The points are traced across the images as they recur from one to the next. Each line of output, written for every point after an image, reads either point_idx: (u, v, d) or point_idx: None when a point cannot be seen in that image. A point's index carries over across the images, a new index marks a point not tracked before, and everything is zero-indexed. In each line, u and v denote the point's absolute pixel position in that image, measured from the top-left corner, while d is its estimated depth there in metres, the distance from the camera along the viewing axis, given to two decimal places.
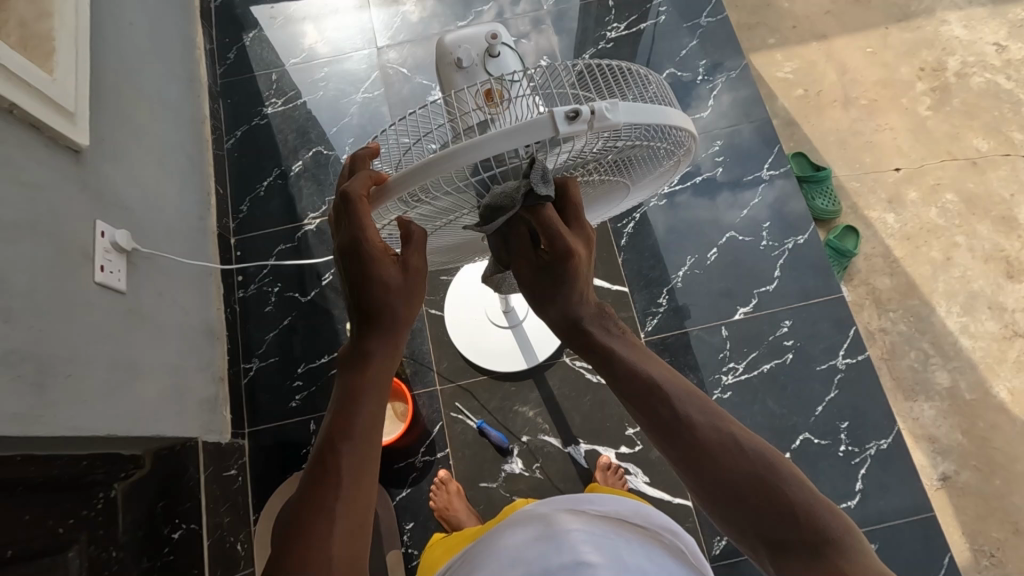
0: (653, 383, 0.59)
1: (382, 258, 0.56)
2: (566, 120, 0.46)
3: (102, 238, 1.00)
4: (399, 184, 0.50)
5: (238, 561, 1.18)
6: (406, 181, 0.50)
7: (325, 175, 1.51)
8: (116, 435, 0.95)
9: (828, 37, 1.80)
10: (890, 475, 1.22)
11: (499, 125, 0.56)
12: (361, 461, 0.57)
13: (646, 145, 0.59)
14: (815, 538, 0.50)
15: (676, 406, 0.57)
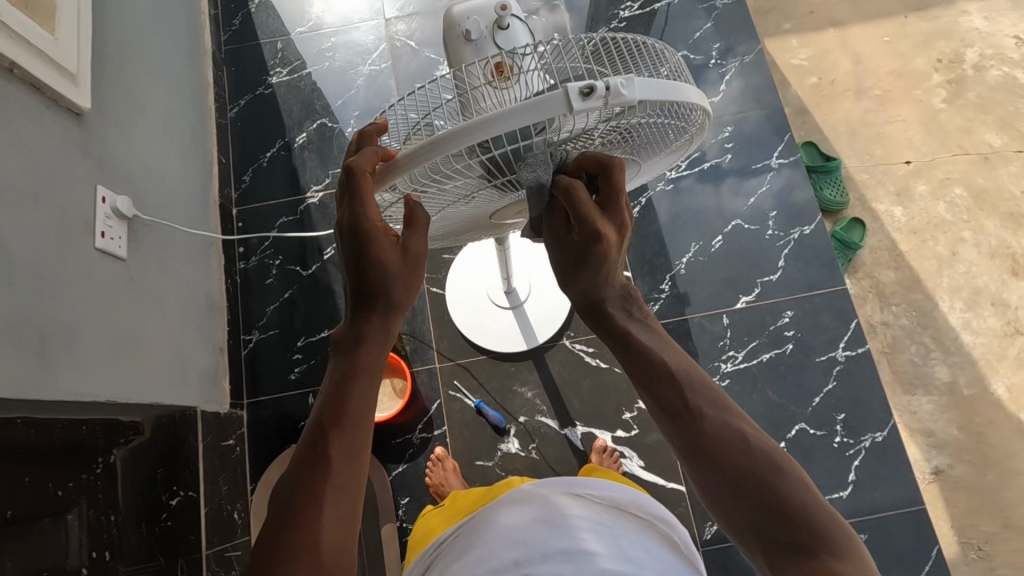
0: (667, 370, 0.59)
1: (382, 238, 0.56)
2: (580, 96, 0.46)
3: (102, 203, 0.99)
4: (410, 160, 0.49)
5: (236, 529, 1.21)
6: (417, 157, 0.49)
7: (329, 148, 1.50)
8: (115, 401, 0.96)
9: (844, 25, 1.77)
10: (885, 467, 1.23)
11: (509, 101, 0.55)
12: (353, 448, 0.57)
13: (659, 122, 0.58)
14: (809, 537, 0.51)
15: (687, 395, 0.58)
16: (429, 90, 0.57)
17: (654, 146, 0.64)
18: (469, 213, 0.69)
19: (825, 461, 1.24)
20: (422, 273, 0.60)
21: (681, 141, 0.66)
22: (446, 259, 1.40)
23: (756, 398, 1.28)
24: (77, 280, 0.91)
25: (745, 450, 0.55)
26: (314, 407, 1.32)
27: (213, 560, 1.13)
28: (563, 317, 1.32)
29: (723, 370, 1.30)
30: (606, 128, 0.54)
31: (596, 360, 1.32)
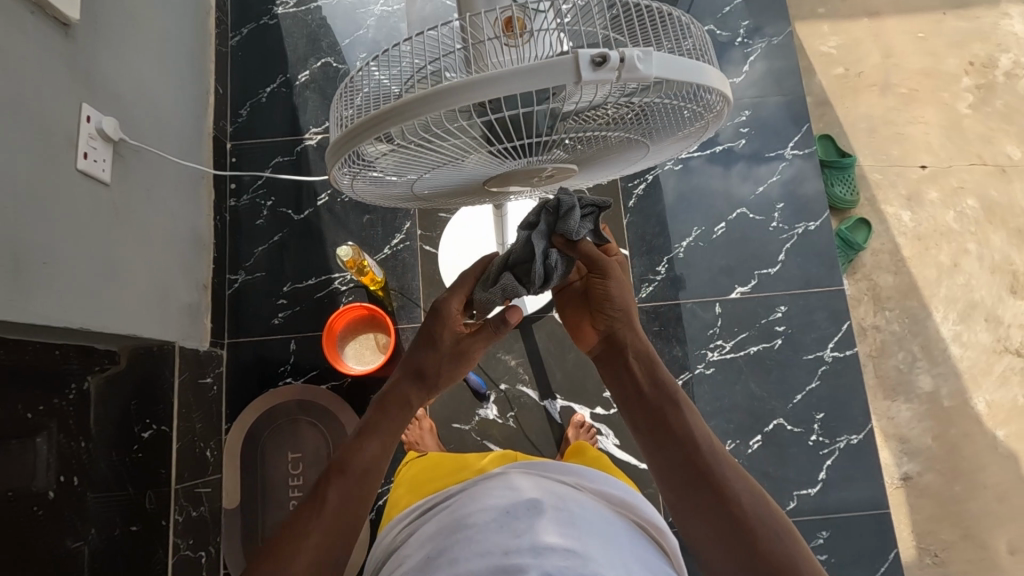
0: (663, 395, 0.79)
1: (449, 321, 0.82)
2: (592, 65, 0.42)
3: (87, 122, 0.95)
4: (399, 113, 0.46)
5: (208, 466, 1.21)
6: (408, 109, 0.45)
7: (332, 90, 1.44)
8: (89, 329, 0.94)
9: (879, 15, 1.69)
10: (856, 469, 1.24)
11: (518, 60, 0.51)
12: (347, 498, 0.74)
13: (672, 104, 0.55)
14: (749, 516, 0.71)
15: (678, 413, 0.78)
16: (431, 38, 0.53)
17: (665, 128, 0.61)
18: (460, 176, 0.65)
19: (798, 457, 1.25)
20: (466, 364, 0.84)
21: (694, 128, 0.63)
22: (441, 218, 1.36)
23: (738, 389, 1.28)
24: (56, 202, 0.88)
25: (739, 489, 0.73)
26: (295, 354, 1.30)
27: (183, 494, 1.13)
28: None
29: (709, 358, 1.29)
30: (614, 104, 0.51)
31: None
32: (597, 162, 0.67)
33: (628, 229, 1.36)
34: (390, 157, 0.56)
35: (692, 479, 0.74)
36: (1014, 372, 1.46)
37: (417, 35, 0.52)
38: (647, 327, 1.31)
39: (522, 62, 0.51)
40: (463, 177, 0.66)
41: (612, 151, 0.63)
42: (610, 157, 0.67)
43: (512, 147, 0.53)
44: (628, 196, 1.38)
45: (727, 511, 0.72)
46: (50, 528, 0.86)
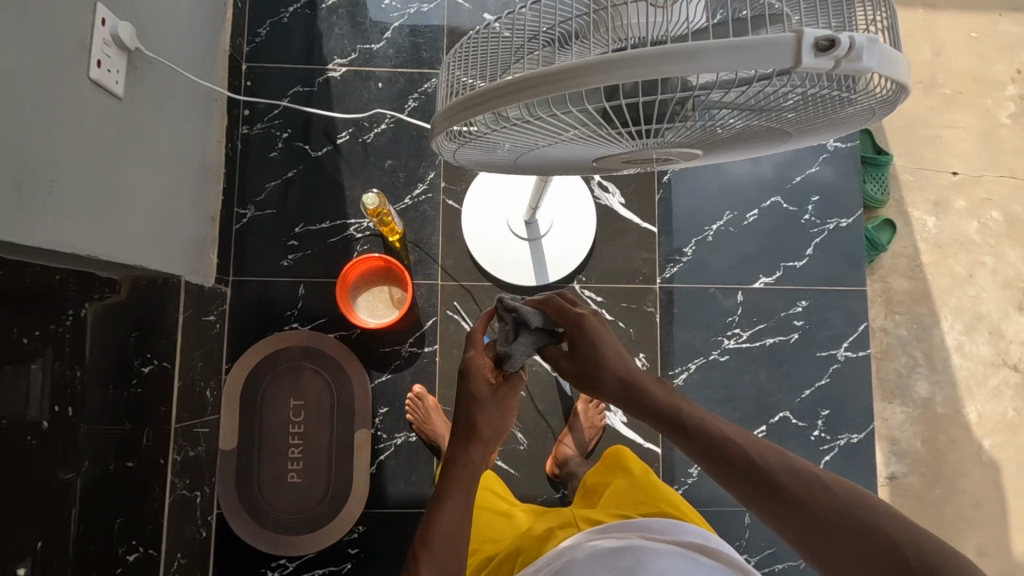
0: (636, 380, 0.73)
1: (481, 379, 0.84)
2: (815, 50, 0.37)
3: (102, 26, 0.84)
4: (540, 86, 0.42)
5: (206, 407, 1.16)
6: (555, 82, 0.41)
7: (361, 19, 1.32)
8: (94, 256, 0.87)
9: (935, 8, 1.63)
10: (851, 466, 1.27)
11: (665, 24, 0.45)
12: (442, 565, 0.74)
13: (842, 102, 0.49)
14: (776, 479, 0.63)
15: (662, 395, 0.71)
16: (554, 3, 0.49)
17: (820, 124, 0.55)
18: (568, 155, 0.61)
19: (798, 450, 1.27)
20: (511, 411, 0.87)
21: (846, 124, 0.57)
22: (468, 172, 1.30)
23: (749, 379, 1.28)
24: (62, 112, 0.78)
25: (777, 468, 0.63)
26: (303, 300, 1.25)
27: (182, 435, 1.09)
28: (579, 261, 1.25)
29: (724, 346, 1.28)
30: (790, 95, 0.46)
31: (602, 310, 1.28)
32: (724, 150, 0.61)
33: (659, 205, 1.31)
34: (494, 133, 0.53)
35: (729, 478, 0.65)
36: (1008, 386, 1.49)
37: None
38: (666, 308, 1.29)
39: (669, 28, 0.45)
40: (575, 154, 0.61)
41: (749, 140, 0.58)
42: (738, 145, 0.60)
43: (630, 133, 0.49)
44: (663, 171, 1.33)
45: (781, 498, 0.62)
46: (42, 460, 0.81)
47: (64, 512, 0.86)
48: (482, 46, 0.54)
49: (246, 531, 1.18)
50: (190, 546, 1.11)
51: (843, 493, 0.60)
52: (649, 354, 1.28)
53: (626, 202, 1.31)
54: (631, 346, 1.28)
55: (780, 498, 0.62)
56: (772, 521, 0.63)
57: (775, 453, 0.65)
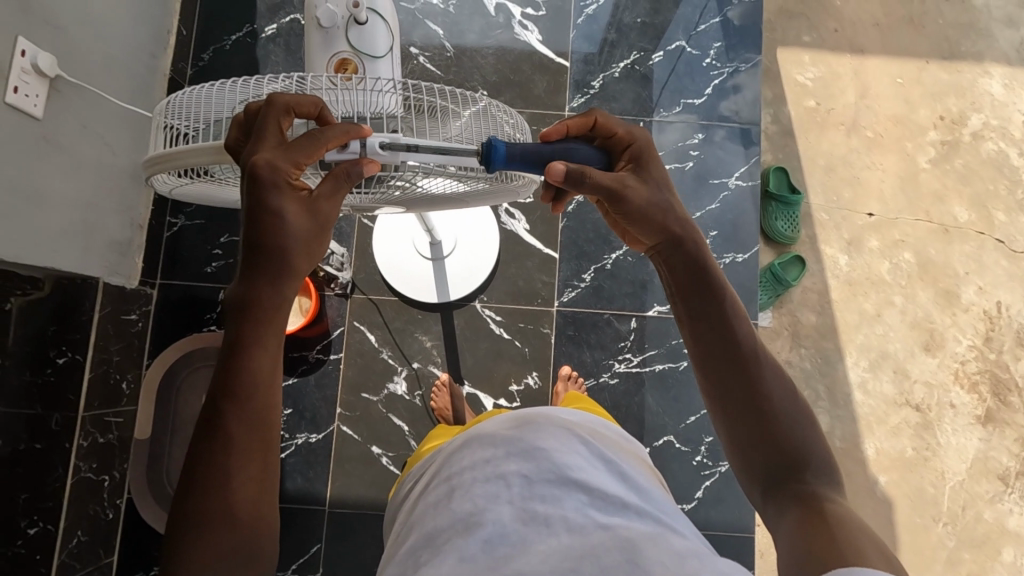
0: (667, 204, 0.67)
1: (289, 182, 0.56)
2: (337, 150, 0.56)
3: (21, 57, 0.95)
4: (167, 158, 0.59)
5: (122, 397, 1.27)
6: (172, 159, 0.59)
7: (297, 48, 1.44)
8: (18, 260, 0.99)
9: (864, 54, 1.66)
10: (730, 491, 1.31)
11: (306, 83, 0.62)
12: (253, 416, 0.57)
13: (477, 179, 0.68)
14: (789, 406, 0.65)
15: (673, 218, 0.68)
16: (181, 112, 0.64)
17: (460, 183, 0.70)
18: None
19: (680, 473, 1.32)
20: (329, 239, 0.60)
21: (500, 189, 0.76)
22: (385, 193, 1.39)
23: (637, 401, 1.34)
24: None
25: (777, 386, 0.65)
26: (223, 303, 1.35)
27: (90, 422, 1.19)
28: (480, 281, 1.33)
29: (614, 369, 1.35)
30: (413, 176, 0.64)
31: (500, 329, 1.36)
32: (458, 192, 0.75)
33: (563, 232, 1.39)
34: (454, 186, 0.71)
35: (721, 402, 0.67)
36: (907, 426, 1.51)
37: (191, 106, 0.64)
38: (561, 330, 1.36)
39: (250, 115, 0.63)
40: None
41: (423, 190, 0.72)
42: (438, 203, 0.83)
43: (365, 188, 0.66)
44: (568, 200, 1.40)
45: (770, 418, 0.64)
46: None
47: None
48: (176, 114, 0.65)
49: (151, 515, 1.25)
50: (94, 525, 1.20)
51: (813, 426, 0.65)
52: (541, 372, 1.34)
53: (531, 228, 1.39)
54: (525, 364, 1.35)
55: (784, 422, 0.64)
56: (727, 423, 0.67)
57: (781, 378, 0.66)
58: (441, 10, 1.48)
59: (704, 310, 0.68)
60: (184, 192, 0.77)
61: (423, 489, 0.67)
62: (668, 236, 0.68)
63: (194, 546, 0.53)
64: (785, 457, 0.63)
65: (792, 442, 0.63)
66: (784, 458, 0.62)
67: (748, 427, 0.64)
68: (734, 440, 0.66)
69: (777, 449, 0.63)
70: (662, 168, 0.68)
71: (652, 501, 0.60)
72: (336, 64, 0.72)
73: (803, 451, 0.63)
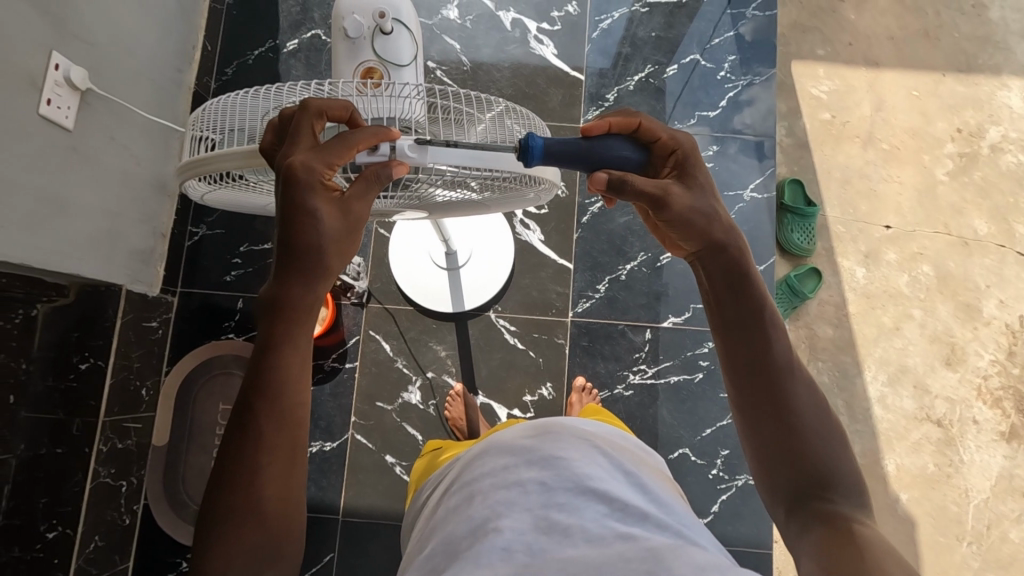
0: (710, 214, 0.66)
1: (322, 184, 0.57)
2: (367, 152, 0.58)
3: (55, 70, 0.99)
4: (201, 164, 0.60)
5: (141, 404, 1.28)
6: (205, 164, 0.60)
7: (317, 62, 1.47)
8: (44, 267, 1.01)
9: (879, 67, 1.66)
10: (747, 506, 1.29)
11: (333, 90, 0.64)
12: (283, 413, 0.58)
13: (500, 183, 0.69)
14: (817, 424, 0.65)
15: (716, 228, 0.66)
16: (213, 120, 0.66)
17: (483, 188, 0.71)
18: None
19: (696, 487, 1.30)
20: (360, 239, 0.61)
21: (521, 194, 0.77)
22: None
23: (652, 413, 1.33)
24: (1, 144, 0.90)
25: (806, 403, 0.65)
26: (241, 311, 1.37)
27: (110, 427, 1.20)
28: (495, 291, 1.34)
29: (629, 380, 1.35)
30: (438, 180, 0.65)
31: (514, 339, 1.36)
32: (479, 199, 0.77)
33: (577, 243, 1.40)
34: (477, 191, 0.73)
35: (753, 415, 0.66)
36: (929, 441, 1.48)
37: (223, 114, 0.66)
38: (576, 341, 1.36)
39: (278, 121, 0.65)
40: None
41: (446, 196, 0.73)
42: (458, 210, 0.84)
43: (392, 192, 0.67)
44: (583, 212, 1.41)
45: (797, 434, 0.64)
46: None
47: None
48: (208, 122, 0.67)
49: (167, 522, 1.26)
50: (111, 531, 1.21)
51: (839, 443, 0.65)
52: (555, 383, 1.34)
53: (546, 239, 1.40)
54: (539, 375, 1.35)
55: (811, 439, 0.64)
56: (754, 436, 0.66)
57: (810, 394, 0.66)
58: (458, 25, 1.51)
59: (743, 322, 0.67)
60: (213, 199, 0.79)
61: (441, 496, 0.67)
62: (709, 246, 0.67)
63: (226, 538, 0.54)
64: (811, 476, 0.63)
65: (820, 461, 0.63)
66: (808, 475, 0.63)
67: (778, 443, 0.64)
68: (761, 455, 0.66)
69: (801, 466, 0.63)
70: (707, 172, 0.67)
71: (673, 515, 0.60)
72: (362, 72, 0.74)
73: (830, 471, 0.63)
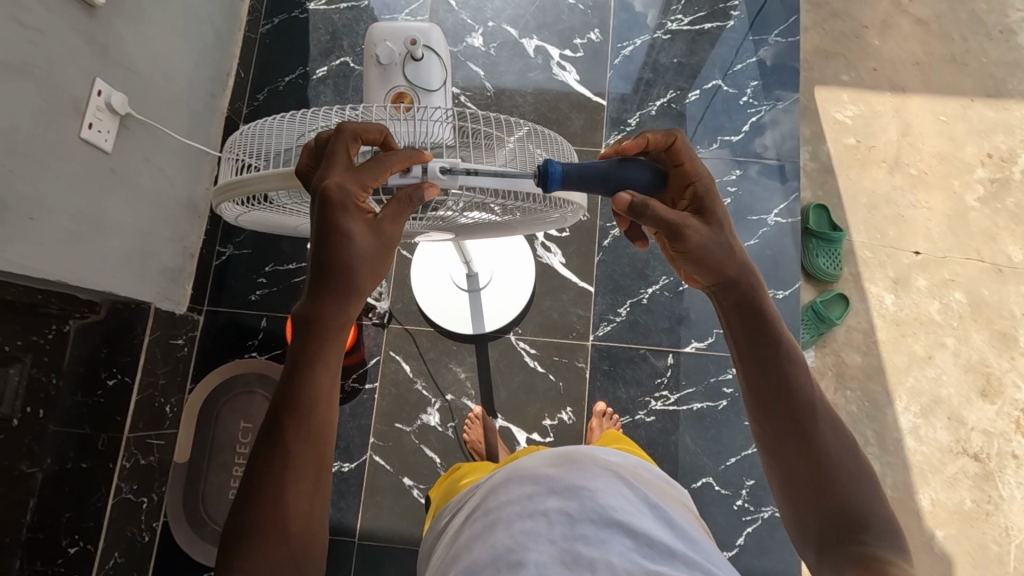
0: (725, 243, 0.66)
1: (355, 206, 0.57)
2: (399, 173, 0.59)
3: (97, 96, 1.03)
4: (237, 186, 0.62)
5: (164, 420, 1.30)
6: (241, 186, 0.62)
7: (345, 88, 1.51)
8: (74, 285, 1.03)
9: (905, 92, 1.65)
10: (774, 540, 1.25)
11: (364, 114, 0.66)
12: (311, 432, 0.58)
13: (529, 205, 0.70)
14: (845, 459, 0.62)
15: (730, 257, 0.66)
16: (249, 143, 0.68)
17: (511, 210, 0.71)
18: None
19: (720, 518, 1.26)
20: (391, 259, 0.61)
21: (547, 217, 0.77)
22: None
23: (674, 441, 1.30)
24: (41, 165, 0.94)
25: (833, 438, 0.63)
26: (264, 330, 1.39)
27: (134, 443, 1.22)
28: (516, 312, 1.34)
29: (651, 406, 1.32)
30: (467, 202, 0.65)
31: (534, 362, 1.35)
32: (506, 221, 0.77)
33: (598, 266, 1.39)
34: (505, 213, 0.73)
35: (778, 449, 0.65)
36: (965, 476, 1.42)
37: (260, 138, 0.68)
38: (597, 365, 1.34)
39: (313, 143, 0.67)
40: None
41: (474, 218, 0.74)
42: (484, 232, 0.85)
43: (421, 213, 0.68)
44: (604, 235, 1.41)
45: (825, 469, 0.62)
46: (10, 451, 0.95)
47: (22, 500, 0.98)
48: (243, 146, 0.68)
49: (184, 538, 1.27)
50: (129, 548, 1.22)
51: (869, 480, 0.63)
52: (575, 408, 1.32)
53: (567, 262, 1.40)
54: (559, 399, 1.33)
55: (840, 475, 0.62)
56: (781, 470, 0.64)
57: (835, 427, 0.64)
58: (482, 53, 1.54)
59: (764, 350, 0.65)
60: (245, 220, 0.81)
61: (463, 522, 0.66)
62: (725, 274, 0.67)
63: (252, 556, 0.54)
64: (841, 516, 0.61)
65: (849, 498, 0.61)
66: (838, 514, 0.61)
67: (805, 478, 0.62)
68: (789, 490, 0.64)
69: (831, 503, 0.61)
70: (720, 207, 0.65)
71: (700, 552, 0.58)
72: (393, 97, 0.77)
73: (862, 510, 0.61)
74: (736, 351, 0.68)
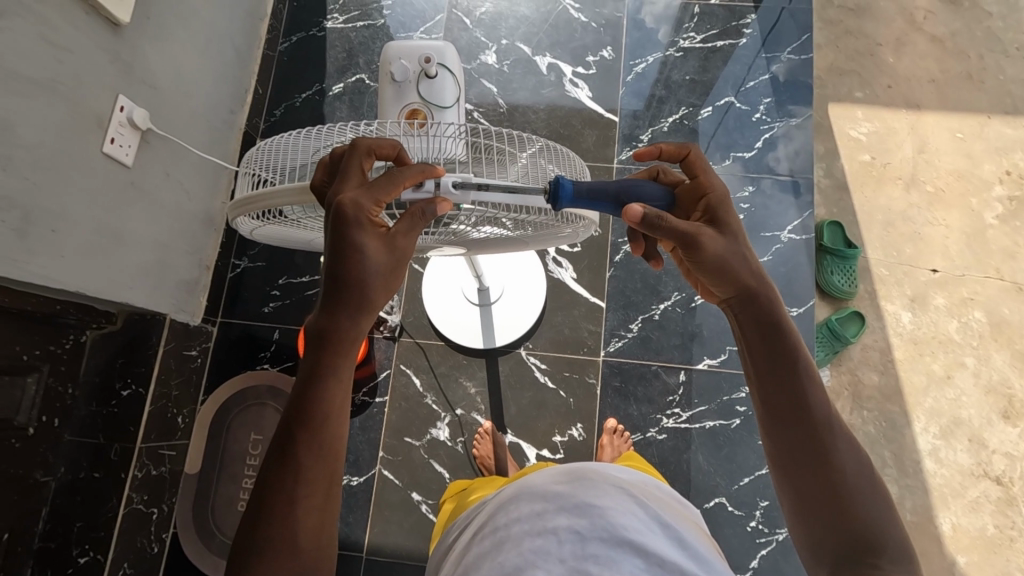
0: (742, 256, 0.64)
1: (369, 219, 0.58)
2: (413, 189, 0.59)
3: (120, 111, 1.06)
4: (253, 201, 0.63)
5: (177, 431, 1.31)
6: (257, 201, 0.63)
7: (360, 105, 1.53)
8: (95, 296, 1.05)
9: (920, 109, 1.64)
10: (789, 563, 1.22)
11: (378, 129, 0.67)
12: (323, 447, 0.58)
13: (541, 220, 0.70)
14: (861, 479, 0.61)
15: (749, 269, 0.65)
16: (266, 159, 0.69)
17: (523, 224, 0.71)
18: None
19: (733, 540, 1.23)
20: (404, 274, 0.61)
21: (559, 232, 0.78)
22: None
23: (686, 459, 1.28)
24: (66, 178, 0.96)
25: (848, 457, 0.62)
26: (277, 343, 1.40)
27: (146, 453, 1.22)
28: (526, 327, 1.34)
29: (663, 424, 1.31)
30: (480, 216, 0.66)
31: (544, 377, 1.34)
32: (518, 235, 0.78)
33: (610, 281, 1.39)
34: (517, 228, 0.73)
35: (791, 466, 0.63)
36: (987, 501, 1.38)
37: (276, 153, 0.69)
38: (607, 381, 1.33)
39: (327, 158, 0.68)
40: None
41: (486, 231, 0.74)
42: (497, 246, 0.86)
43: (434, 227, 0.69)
44: (616, 250, 1.41)
45: (841, 489, 0.61)
46: (24, 459, 0.97)
47: (34, 509, 0.98)
48: (260, 162, 0.70)
49: (194, 551, 1.26)
50: (138, 559, 1.22)
51: (884, 501, 0.62)
52: (586, 425, 1.31)
53: (578, 277, 1.39)
54: (570, 416, 1.32)
55: (856, 496, 0.61)
56: (795, 489, 0.63)
57: (851, 446, 0.63)
58: (496, 70, 1.56)
59: (782, 366, 0.64)
60: (261, 234, 0.82)
61: (472, 539, 0.66)
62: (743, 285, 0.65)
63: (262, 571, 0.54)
64: (855, 538, 0.59)
65: (863, 516, 0.60)
66: (852, 536, 0.59)
67: (819, 497, 0.61)
68: (802, 509, 0.63)
69: (846, 524, 0.60)
70: (735, 214, 0.66)
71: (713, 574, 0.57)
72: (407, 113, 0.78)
73: (876, 532, 0.59)
74: (752, 365, 0.67)
